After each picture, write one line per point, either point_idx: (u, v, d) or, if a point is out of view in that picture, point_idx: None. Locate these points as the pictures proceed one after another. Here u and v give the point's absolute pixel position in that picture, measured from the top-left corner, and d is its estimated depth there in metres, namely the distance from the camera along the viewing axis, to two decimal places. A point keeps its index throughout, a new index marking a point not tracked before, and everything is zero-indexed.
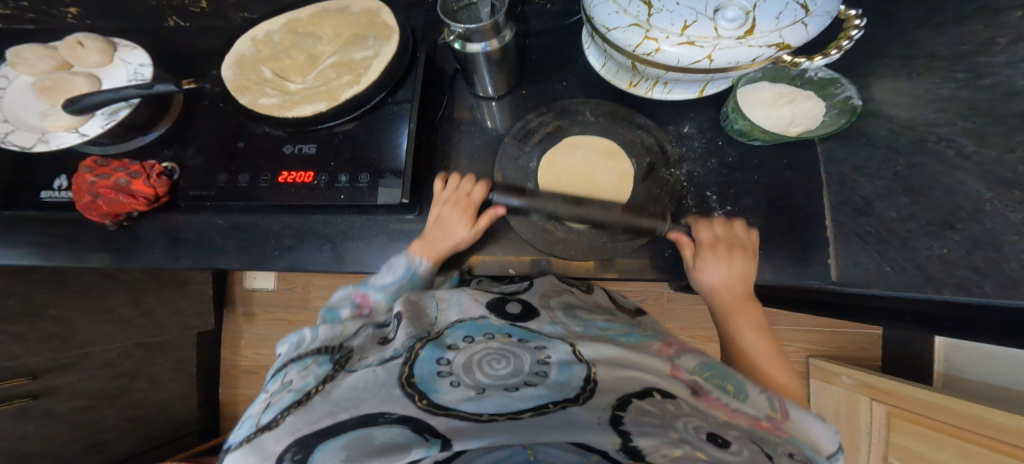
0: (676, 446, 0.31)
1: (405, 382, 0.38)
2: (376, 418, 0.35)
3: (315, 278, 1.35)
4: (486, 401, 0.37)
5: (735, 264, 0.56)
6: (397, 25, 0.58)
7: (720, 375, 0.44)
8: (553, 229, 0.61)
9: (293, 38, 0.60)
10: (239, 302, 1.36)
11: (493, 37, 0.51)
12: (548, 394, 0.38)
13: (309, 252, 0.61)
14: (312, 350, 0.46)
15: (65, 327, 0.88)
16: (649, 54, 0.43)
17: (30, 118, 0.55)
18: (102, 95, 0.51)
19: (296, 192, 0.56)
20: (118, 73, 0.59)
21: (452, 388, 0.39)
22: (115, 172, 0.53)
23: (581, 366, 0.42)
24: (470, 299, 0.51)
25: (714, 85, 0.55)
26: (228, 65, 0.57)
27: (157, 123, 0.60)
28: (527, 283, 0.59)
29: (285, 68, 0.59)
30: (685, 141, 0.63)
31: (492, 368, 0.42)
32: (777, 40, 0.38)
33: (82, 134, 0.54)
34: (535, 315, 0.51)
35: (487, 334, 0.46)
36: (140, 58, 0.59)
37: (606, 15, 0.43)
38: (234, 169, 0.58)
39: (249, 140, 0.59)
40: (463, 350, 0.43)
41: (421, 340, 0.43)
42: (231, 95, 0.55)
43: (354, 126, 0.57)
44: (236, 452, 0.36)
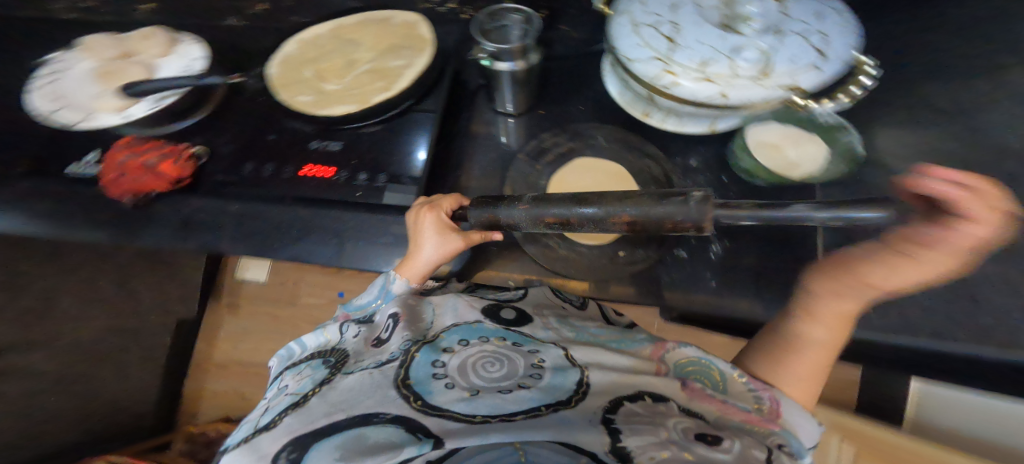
0: (663, 448, 0.31)
1: (400, 384, 0.40)
2: (372, 418, 0.37)
3: (306, 273, 1.10)
4: (479, 402, 0.38)
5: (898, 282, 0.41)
6: (433, 40, 0.61)
7: (711, 368, 0.45)
8: (555, 247, 0.64)
9: (335, 43, 0.64)
10: (225, 293, 1.12)
11: (521, 58, 0.54)
12: (540, 397, 0.39)
13: (313, 246, 0.58)
14: (308, 358, 0.51)
15: None
16: (667, 86, 0.43)
17: (93, 99, 0.61)
18: (159, 83, 0.56)
19: (316, 186, 0.59)
20: (173, 66, 0.64)
21: (447, 389, 0.40)
22: (148, 153, 0.58)
23: (574, 370, 0.43)
24: (465, 305, 0.52)
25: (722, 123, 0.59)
26: (275, 62, 0.61)
27: (196, 111, 0.62)
28: (522, 292, 0.60)
29: (321, 68, 0.61)
30: (691, 175, 0.64)
31: (486, 371, 0.42)
32: (789, 81, 0.40)
33: (126, 116, 0.59)
34: (529, 321, 0.53)
35: (482, 338, 0.47)
36: (196, 52, 0.64)
37: (629, 47, 0.44)
38: (258, 160, 0.61)
39: (280, 132, 0.62)
40: (457, 353, 0.44)
41: (416, 344, 0.45)
42: (271, 89, 0.59)
43: (379, 129, 0.60)
44: (231, 452, 0.40)
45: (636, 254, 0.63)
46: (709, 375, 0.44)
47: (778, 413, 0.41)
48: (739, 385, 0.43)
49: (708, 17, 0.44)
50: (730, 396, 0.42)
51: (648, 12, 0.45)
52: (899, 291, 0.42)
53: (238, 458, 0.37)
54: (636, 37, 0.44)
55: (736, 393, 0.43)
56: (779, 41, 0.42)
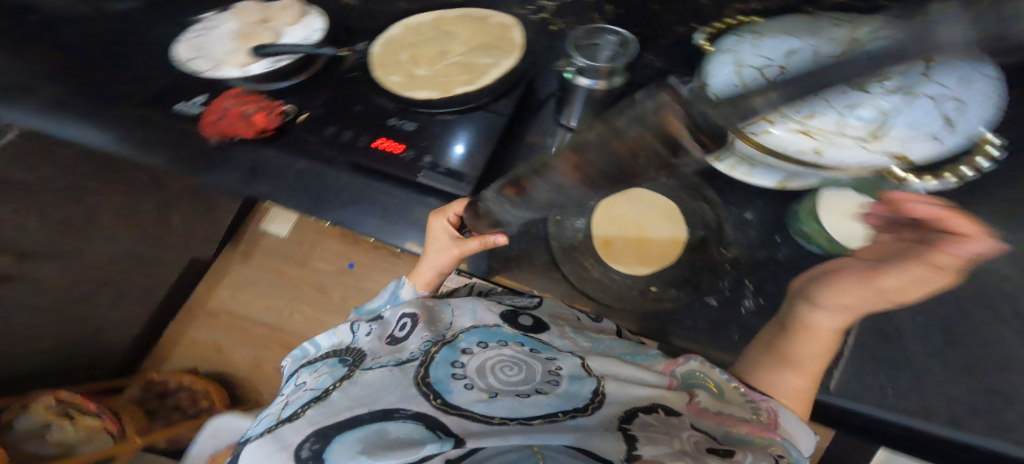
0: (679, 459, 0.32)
1: (420, 383, 0.43)
2: (392, 414, 0.40)
3: (324, 240, 1.17)
4: (497, 405, 0.41)
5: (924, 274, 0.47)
6: (523, 45, 0.63)
7: (712, 384, 0.47)
8: (589, 266, 0.65)
9: (434, 31, 0.67)
10: (243, 241, 1.21)
11: (604, 78, 0.54)
12: (558, 403, 0.41)
13: (360, 214, 0.61)
14: (324, 355, 0.56)
15: (87, 217, 0.89)
16: (758, 133, 0.44)
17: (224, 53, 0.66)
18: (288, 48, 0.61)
19: (382, 159, 0.60)
20: (295, 33, 0.66)
21: (466, 390, 0.42)
22: (249, 103, 0.61)
23: (590, 379, 0.45)
24: (483, 310, 0.55)
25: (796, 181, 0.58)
26: (378, 42, 0.66)
27: (297, 74, 0.64)
28: (537, 300, 0.62)
29: (418, 53, 0.64)
30: (742, 228, 0.62)
31: (504, 374, 0.45)
32: (899, 151, 0.40)
33: (246, 72, 0.63)
34: (546, 329, 0.55)
35: (500, 341, 0.50)
36: (318, 24, 0.66)
37: (725, 87, 0.45)
38: (327, 121, 0.62)
39: (369, 105, 0.63)
40: (475, 355, 0.47)
41: (433, 346, 0.49)
42: (370, 67, 0.63)
43: (452, 118, 0.61)
44: (256, 440, 0.44)
45: (668, 293, 0.61)
46: (710, 386, 0.47)
47: (777, 423, 0.43)
48: (737, 399, 0.46)
49: (829, 64, 0.43)
50: (729, 409, 0.44)
51: (755, 55, 0.46)
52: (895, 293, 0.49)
53: (262, 448, 0.41)
54: (736, 77, 0.45)
55: (734, 406, 0.45)
56: (905, 103, 0.41)
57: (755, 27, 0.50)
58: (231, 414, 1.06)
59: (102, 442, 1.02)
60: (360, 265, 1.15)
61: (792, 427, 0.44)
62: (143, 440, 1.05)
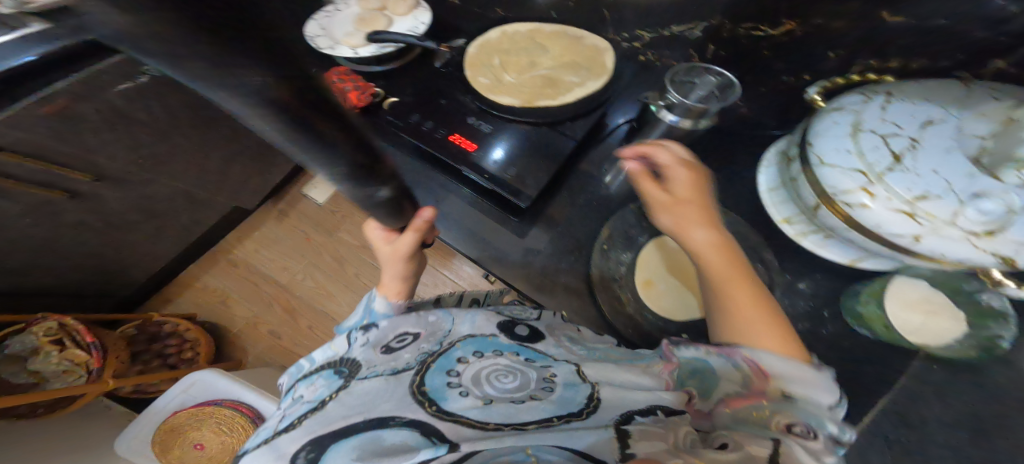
0: (675, 456, 0.32)
1: (416, 391, 0.43)
2: (388, 421, 0.40)
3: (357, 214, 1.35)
4: (493, 411, 0.41)
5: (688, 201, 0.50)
6: (612, 70, 0.63)
7: (704, 368, 0.43)
8: (625, 302, 0.57)
9: (528, 43, 0.68)
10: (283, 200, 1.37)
11: (689, 119, 0.53)
12: (552, 408, 0.41)
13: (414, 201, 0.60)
14: (318, 369, 0.51)
15: (168, 153, 0.91)
16: (853, 205, 0.43)
17: (339, 32, 0.69)
18: (397, 37, 0.63)
19: (452, 153, 0.60)
20: (404, 24, 0.69)
21: (461, 397, 0.43)
22: (351, 80, 0.62)
23: (585, 386, 0.44)
24: (482, 319, 0.55)
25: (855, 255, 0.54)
26: (475, 42, 0.67)
27: (394, 61, 0.66)
28: (537, 313, 0.59)
29: (510, 60, 0.65)
30: (792, 295, 0.58)
31: (499, 382, 0.45)
32: (1011, 253, 0.36)
33: (356, 53, 0.65)
34: (541, 338, 0.53)
35: (496, 351, 0.50)
36: (424, 19, 0.70)
37: (829, 149, 0.45)
38: (410, 109, 0.64)
39: (453, 101, 0.64)
40: (471, 364, 0.47)
41: (429, 357, 0.48)
42: (463, 66, 0.65)
43: (527, 129, 0.61)
44: (253, 451, 0.43)
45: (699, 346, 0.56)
46: (698, 370, 0.44)
47: (764, 378, 0.39)
48: (733, 373, 0.41)
49: (963, 147, 0.39)
50: (724, 391, 0.41)
51: (881, 119, 0.43)
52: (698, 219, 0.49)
53: (259, 459, 0.41)
54: (848, 142, 0.44)
55: (723, 383, 0.41)
56: None
57: (889, 87, 0.45)
58: (216, 371, 1.01)
59: (75, 379, 0.91)
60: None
61: (789, 375, 0.38)
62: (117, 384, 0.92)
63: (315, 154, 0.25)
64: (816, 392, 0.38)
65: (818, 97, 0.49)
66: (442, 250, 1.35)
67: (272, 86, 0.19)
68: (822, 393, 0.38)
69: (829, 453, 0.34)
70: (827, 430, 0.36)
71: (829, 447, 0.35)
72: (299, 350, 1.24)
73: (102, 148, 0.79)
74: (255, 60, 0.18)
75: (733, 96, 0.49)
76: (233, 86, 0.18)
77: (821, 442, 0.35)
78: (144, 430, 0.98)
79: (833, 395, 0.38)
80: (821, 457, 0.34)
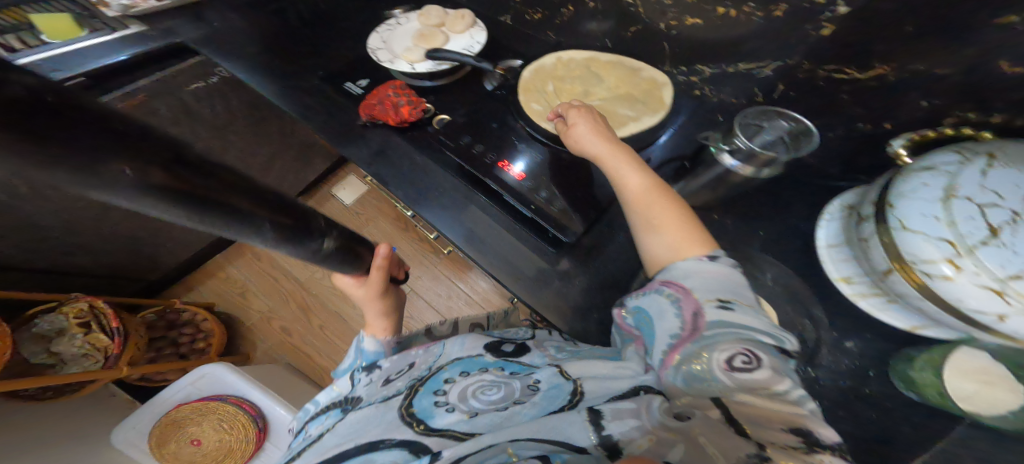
0: (648, 435, 0.34)
1: (405, 414, 0.44)
2: (379, 444, 0.41)
3: (381, 219, 1.33)
4: (477, 422, 0.41)
5: (607, 135, 0.53)
6: (671, 106, 0.61)
7: (644, 319, 0.43)
8: None
9: (584, 71, 0.67)
10: (311, 198, 1.33)
11: (753, 166, 0.48)
12: (532, 413, 0.41)
13: (451, 220, 0.59)
14: (326, 408, 0.52)
15: (220, 149, 0.95)
16: (935, 277, 0.39)
17: (396, 44, 0.69)
18: (459, 57, 0.63)
19: (501, 180, 0.59)
20: (461, 42, 0.69)
21: (447, 413, 0.43)
22: (405, 95, 0.62)
23: (565, 384, 0.44)
24: (471, 339, 0.54)
25: (918, 319, 0.48)
26: (530, 67, 0.66)
27: (442, 77, 0.67)
28: (531, 333, 0.58)
29: (564, 88, 0.64)
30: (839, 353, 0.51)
31: (484, 394, 0.45)
32: None
33: (415, 69, 0.65)
34: (527, 352, 0.53)
35: (483, 368, 0.49)
36: (481, 38, 0.69)
37: (913, 213, 0.40)
38: (460, 130, 0.63)
39: (504, 126, 0.64)
40: (457, 383, 0.47)
41: (417, 383, 0.48)
42: (518, 89, 0.63)
43: (577, 161, 0.60)
44: None
45: None
46: (646, 327, 0.43)
47: (695, 314, 0.39)
48: (670, 311, 0.41)
49: None
50: (666, 337, 0.40)
51: (978, 185, 0.38)
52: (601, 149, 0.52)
53: None
54: (937, 208, 0.39)
55: (663, 330, 0.41)
56: None
57: (993, 146, 0.40)
58: (225, 366, 1.00)
59: (91, 364, 0.91)
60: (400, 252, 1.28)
61: (710, 287, 0.40)
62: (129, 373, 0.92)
63: (232, 226, 0.25)
64: (742, 296, 0.40)
65: (905, 151, 0.44)
66: (457, 261, 1.29)
67: (149, 174, 0.19)
68: (743, 292, 0.40)
69: (778, 378, 0.36)
70: (767, 342, 0.37)
71: (777, 366, 0.36)
72: (308, 350, 1.23)
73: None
74: (116, 152, 0.17)
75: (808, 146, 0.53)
76: (102, 184, 0.18)
77: (766, 364, 0.36)
78: (144, 421, 0.96)
79: (752, 295, 0.41)
80: (770, 388, 0.35)
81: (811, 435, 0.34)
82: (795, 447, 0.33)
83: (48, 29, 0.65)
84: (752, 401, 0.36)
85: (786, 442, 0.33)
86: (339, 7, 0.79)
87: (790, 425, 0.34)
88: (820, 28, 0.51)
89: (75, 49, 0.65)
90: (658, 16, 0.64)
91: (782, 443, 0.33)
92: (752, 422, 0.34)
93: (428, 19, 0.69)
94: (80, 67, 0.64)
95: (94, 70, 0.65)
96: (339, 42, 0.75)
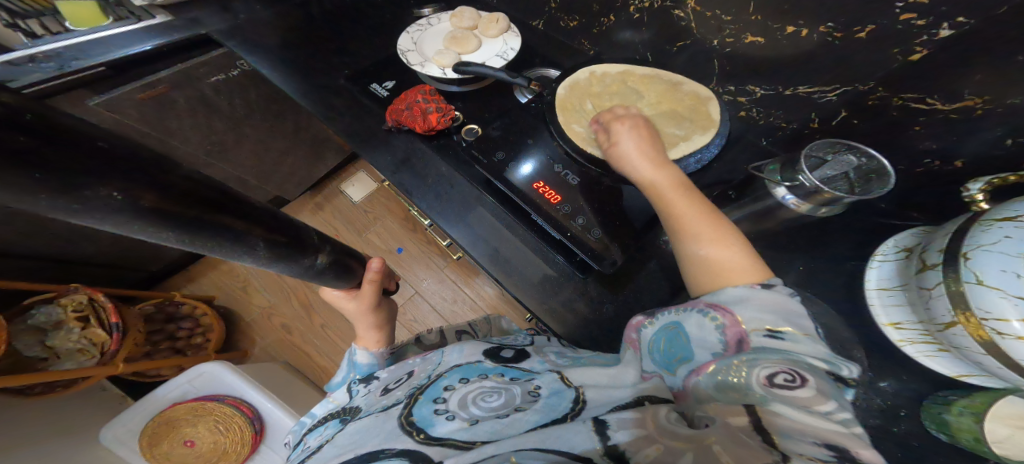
0: (655, 444, 0.29)
1: (403, 422, 0.39)
2: (378, 454, 0.36)
3: (390, 218, 1.28)
4: (478, 431, 0.37)
5: (647, 141, 0.52)
6: (720, 124, 0.58)
7: (676, 333, 0.40)
8: None
9: (623, 85, 0.64)
10: (322, 193, 1.31)
11: (809, 203, 0.46)
12: (537, 418, 0.36)
13: (479, 240, 0.56)
14: (325, 418, 0.49)
15: (235, 142, 0.92)
16: (1008, 336, 0.36)
17: (427, 46, 0.67)
18: (484, 70, 0.60)
19: (537, 204, 0.55)
20: (494, 47, 0.67)
21: (448, 421, 0.38)
22: (434, 101, 0.58)
23: (570, 390, 0.40)
24: (470, 347, 0.50)
25: (966, 368, 0.42)
26: (565, 84, 0.63)
27: (472, 83, 0.65)
28: (532, 337, 0.55)
29: (603, 105, 0.61)
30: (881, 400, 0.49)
31: (484, 401, 0.40)
32: None
33: (445, 74, 0.63)
34: (527, 357, 0.49)
35: (482, 375, 0.45)
36: (514, 43, 0.66)
37: (989, 268, 0.37)
38: (490, 146, 0.59)
39: (539, 143, 0.59)
40: (457, 390, 0.42)
41: (417, 390, 0.44)
42: (555, 108, 0.60)
43: (619, 187, 0.56)
44: None
45: None
46: (670, 345, 0.40)
47: (738, 331, 0.36)
48: (711, 332, 0.37)
49: None
50: (704, 354, 0.37)
51: None
52: (644, 154, 0.51)
53: None
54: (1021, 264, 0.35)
55: (701, 349, 0.37)
56: None
57: None
58: (223, 365, 0.97)
59: (85, 360, 0.88)
60: (408, 253, 1.24)
61: (762, 314, 0.36)
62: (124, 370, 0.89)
63: (220, 244, 0.25)
64: (798, 326, 0.35)
65: (981, 197, 0.41)
66: (466, 265, 1.22)
67: (139, 198, 0.19)
68: (802, 322, 0.35)
69: (824, 400, 0.29)
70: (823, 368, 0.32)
71: (825, 389, 0.30)
72: (308, 349, 1.19)
73: (177, 130, 0.81)
74: (107, 176, 0.18)
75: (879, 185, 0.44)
76: (89, 209, 0.18)
77: (812, 385, 0.30)
78: (135, 420, 0.92)
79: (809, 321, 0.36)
80: (813, 406, 0.29)
81: (847, 452, 0.26)
82: (822, 458, 0.26)
83: (77, 17, 0.64)
84: (794, 417, 0.29)
85: (814, 454, 0.26)
86: (367, 2, 0.76)
87: (826, 440, 0.27)
88: (910, 52, 0.45)
89: (99, 36, 0.65)
90: (711, 31, 0.60)
91: (811, 454, 0.26)
92: (783, 433, 0.28)
93: (461, 21, 0.67)
94: (97, 57, 0.64)
95: (110, 60, 0.64)
96: (368, 41, 0.71)
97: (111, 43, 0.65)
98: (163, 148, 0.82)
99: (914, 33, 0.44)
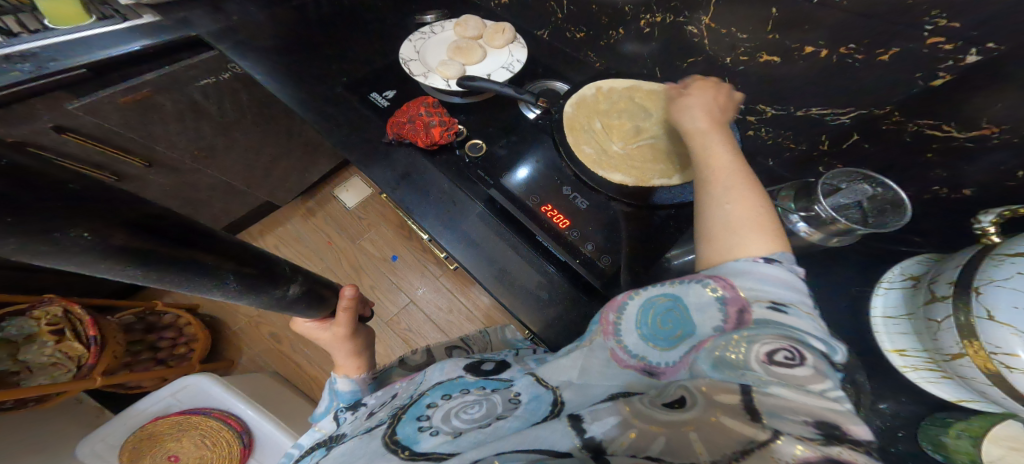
0: (630, 428, 0.29)
1: (388, 440, 0.37)
2: None
3: (384, 225, 1.25)
4: (462, 441, 0.35)
5: (718, 106, 0.52)
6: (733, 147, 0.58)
7: (670, 304, 0.37)
8: None
9: (631, 102, 0.62)
10: (314, 198, 1.27)
11: (820, 233, 0.46)
12: (520, 421, 0.35)
13: (483, 261, 0.54)
14: (312, 448, 0.44)
15: (224, 147, 0.89)
16: (1018, 371, 0.33)
17: (430, 55, 0.65)
18: (488, 85, 0.58)
19: (546, 228, 0.54)
20: (499, 58, 0.65)
21: (431, 436, 0.36)
22: (437, 115, 0.56)
23: (547, 393, 0.38)
24: (451, 363, 0.49)
25: (967, 394, 0.39)
26: (571, 101, 0.61)
27: (476, 95, 0.63)
28: (514, 351, 0.55)
29: (608, 123, 0.60)
30: None
31: (467, 413, 0.38)
32: None
33: (449, 86, 0.61)
34: (508, 368, 0.48)
35: (464, 390, 0.43)
36: (521, 55, 0.65)
37: (1000, 302, 0.34)
38: (492, 169, 0.58)
39: (546, 161, 0.59)
40: (440, 406, 0.40)
41: (401, 408, 0.42)
42: (564, 128, 0.58)
43: (629, 211, 0.55)
44: None
45: None
46: (665, 320, 0.37)
47: (742, 301, 0.34)
48: (711, 302, 0.35)
49: None
50: (701, 328, 0.35)
51: None
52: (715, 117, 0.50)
53: None
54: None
55: (700, 320, 0.35)
56: None
57: None
58: (210, 377, 0.94)
59: (60, 375, 0.83)
60: (403, 261, 1.21)
61: (767, 287, 0.34)
62: (104, 383, 0.85)
63: (186, 280, 0.23)
64: (802, 304, 0.33)
65: (994, 230, 0.39)
66: (461, 274, 1.20)
67: (108, 237, 0.18)
68: (803, 301, 0.34)
69: (823, 379, 0.28)
70: (823, 348, 0.30)
71: (822, 368, 0.28)
72: (298, 359, 1.16)
73: (161, 134, 0.76)
74: (72, 217, 0.17)
75: (893, 218, 0.43)
76: (61, 250, 0.17)
77: (811, 364, 0.28)
78: (116, 432, 0.88)
79: (809, 301, 0.34)
80: (808, 385, 0.27)
81: (838, 429, 0.25)
82: (810, 438, 0.24)
83: (60, 18, 0.60)
84: (789, 397, 0.27)
85: (803, 434, 0.24)
86: (368, 6, 0.73)
87: (816, 417, 0.25)
88: (933, 77, 0.45)
89: (78, 37, 0.60)
90: (725, 49, 0.59)
91: (800, 433, 0.24)
92: (773, 412, 0.26)
93: (466, 31, 0.66)
94: (78, 57, 0.59)
95: (91, 60, 0.59)
96: (367, 49, 0.68)
97: (95, 43, 0.61)
98: (144, 152, 0.78)
99: (938, 58, 0.43)
